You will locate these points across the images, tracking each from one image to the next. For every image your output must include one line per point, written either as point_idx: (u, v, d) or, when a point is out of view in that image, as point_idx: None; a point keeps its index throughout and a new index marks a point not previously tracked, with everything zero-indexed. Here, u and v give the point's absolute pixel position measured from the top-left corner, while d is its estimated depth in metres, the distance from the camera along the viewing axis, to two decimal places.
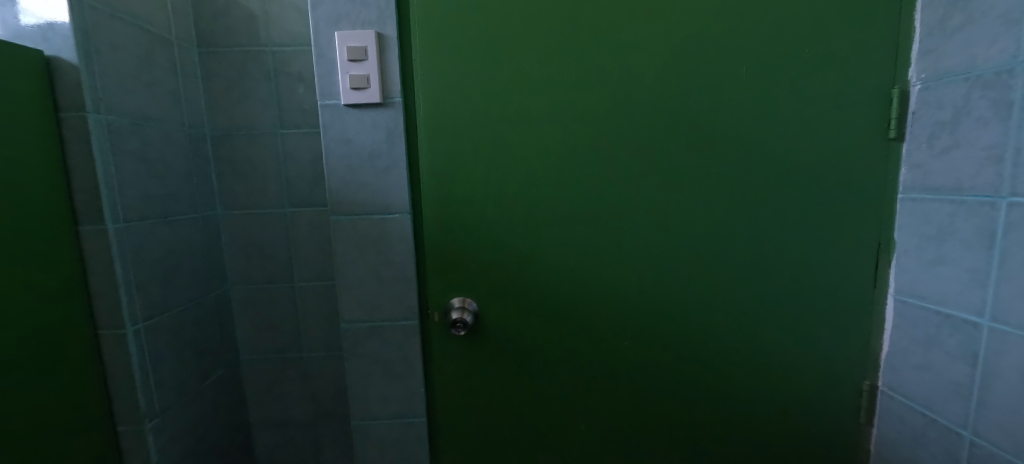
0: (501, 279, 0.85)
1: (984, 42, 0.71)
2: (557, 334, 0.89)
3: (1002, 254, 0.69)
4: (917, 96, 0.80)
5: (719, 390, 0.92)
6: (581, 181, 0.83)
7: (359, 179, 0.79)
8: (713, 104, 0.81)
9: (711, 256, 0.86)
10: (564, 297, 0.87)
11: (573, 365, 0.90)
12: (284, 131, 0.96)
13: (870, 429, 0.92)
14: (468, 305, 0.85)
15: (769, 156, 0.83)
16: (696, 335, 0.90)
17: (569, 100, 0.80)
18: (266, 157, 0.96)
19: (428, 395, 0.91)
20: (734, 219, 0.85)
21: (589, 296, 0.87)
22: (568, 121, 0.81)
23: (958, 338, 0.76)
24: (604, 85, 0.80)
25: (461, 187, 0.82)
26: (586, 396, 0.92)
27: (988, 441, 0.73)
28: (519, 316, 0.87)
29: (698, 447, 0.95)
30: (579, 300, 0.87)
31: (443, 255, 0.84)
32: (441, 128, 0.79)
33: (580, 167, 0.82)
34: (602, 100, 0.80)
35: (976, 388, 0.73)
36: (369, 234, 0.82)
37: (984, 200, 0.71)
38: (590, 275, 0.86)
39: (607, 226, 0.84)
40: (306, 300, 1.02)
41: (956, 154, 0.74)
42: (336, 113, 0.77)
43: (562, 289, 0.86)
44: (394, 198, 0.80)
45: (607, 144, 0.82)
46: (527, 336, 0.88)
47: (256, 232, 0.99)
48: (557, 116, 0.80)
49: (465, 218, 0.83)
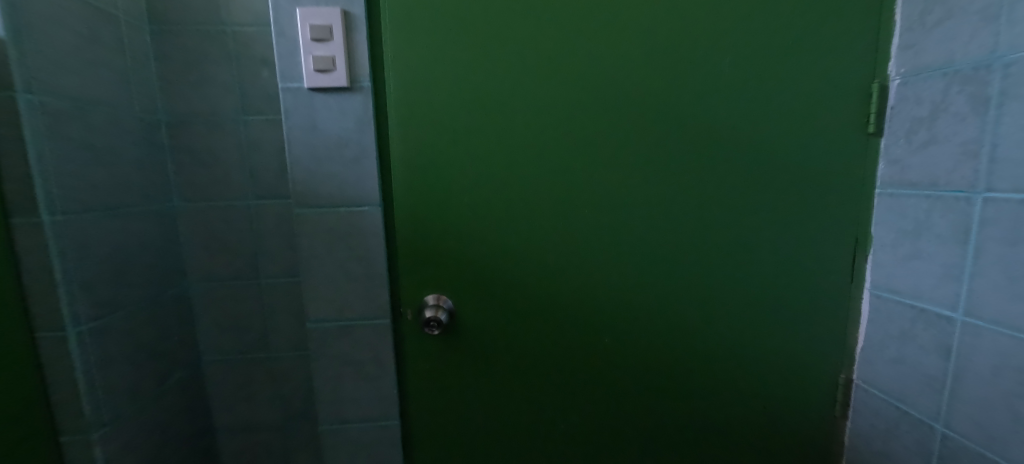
0: (480, 279, 0.83)
1: (964, 36, 0.70)
2: (539, 330, 0.86)
3: (976, 249, 0.69)
4: (897, 91, 0.79)
5: (699, 389, 0.92)
6: (564, 178, 0.80)
7: (326, 168, 0.75)
8: (697, 98, 0.79)
9: (692, 253, 0.85)
10: (544, 299, 0.85)
11: (554, 368, 0.89)
12: (247, 117, 0.90)
13: (845, 422, 0.93)
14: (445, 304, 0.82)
15: (751, 152, 0.82)
16: (677, 334, 0.89)
17: (548, 95, 0.77)
18: (228, 146, 0.91)
19: (403, 395, 0.88)
20: (716, 215, 0.84)
21: (570, 296, 0.85)
22: (548, 116, 0.78)
23: (932, 332, 0.76)
24: (586, 79, 0.77)
25: (436, 185, 0.78)
26: (567, 397, 0.91)
27: (959, 433, 0.73)
28: (497, 316, 0.85)
29: (683, 441, 0.95)
30: (560, 300, 0.85)
31: (419, 256, 0.80)
32: (415, 123, 0.76)
33: (560, 164, 0.80)
34: (583, 95, 0.78)
35: (949, 381, 0.74)
36: (337, 228, 0.77)
37: (960, 195, 0.71)
38: (571, 275, 0.84)
39: (589, 219, 0.82)
40: (274, 297, 0.97)
41: (933, 149, 0.74)
42: (299, 99, 0.72)
43: (542, 290, 0.84)
44: (363, 190, 0.76)
45: (588, 140, 0.79)
46: (507, 337, 0.86)
47: (218, 226, 0.93)
48: (539, 103, 0.77)
49: (441, 217, 0.79)
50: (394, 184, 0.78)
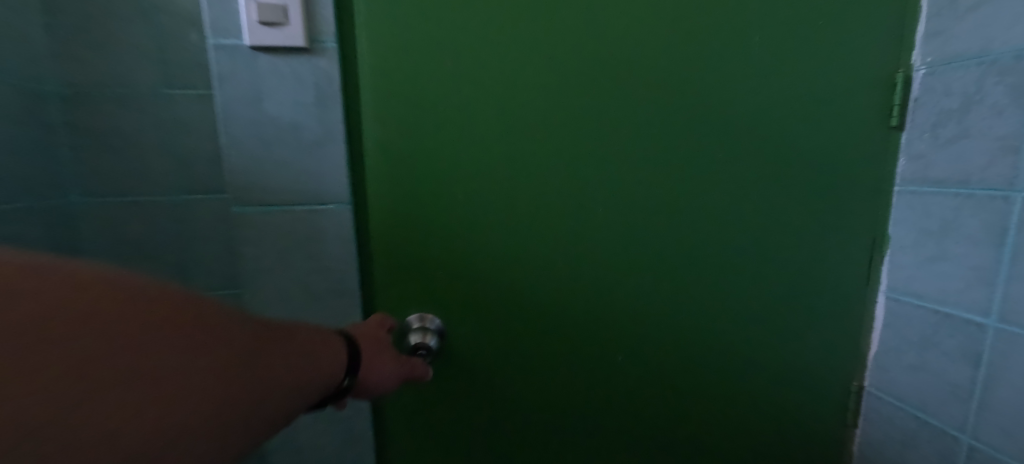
0: (472, 294, 0.70)
1: (1004, 23, 0.63)
2: (535, 343, 0.75)
3: (1013, 251, 0.63)
4: (922, 81, 0.73)
5: (710, 407, 0.83)
6: (570, 173, 0.69)
7: (277, 155, 0.58)
8: (719, 82, 0.69)
9: (706, 258, 0.76)
10: (544, 314, 0.74)
11: (554, 392, 0.78)
12: (171, 91, 0.72)
13: (854, 430, 0.88)
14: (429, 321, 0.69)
15: (774, 142, 0.73)
16: (689, 348, 0.80)
17: (553, 75, 0.65)
18: (145, 126, 0.72)
19: (379, 425, 0.74)
20: (735, 213, 0.74)
21: (573, 310, 0.74)
22: (553, 100, 0.66)
23: (959, 339, 0.71)
24: (597, 56, 0.65)
25: (419, 183, 0.64)
26: (568, 424, 0.80)
27: (988, 444, 0.68)
28: (490, 336, 0.73)
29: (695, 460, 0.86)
30: (562, 316, 0.74)
31: (397, 268, 0.67)
32: (392, 107, 0.61)
33: (566, 158, 0.68)
34: (592, 76, 0.66)
35: (978, 391, 0.69)
36: (293, 232, 0.61)
37: (996, 194, 0.65)
38: (575, 286, 0.73)
39: (597, 217, 0.71)
40: None
41: (964, 143, 0.68)
42: (237, 62, 0.55)
43: (543, 304, 0.73)
44: (327, 182, 0.61)
45: (597, 130, 0.68)
46: (502, 358, 0.74)
47: (133, 227, 0.75)
48: (541, 79, 0.65)
49: (425, 222, 0.66)
50: (366, 181, 0.63)
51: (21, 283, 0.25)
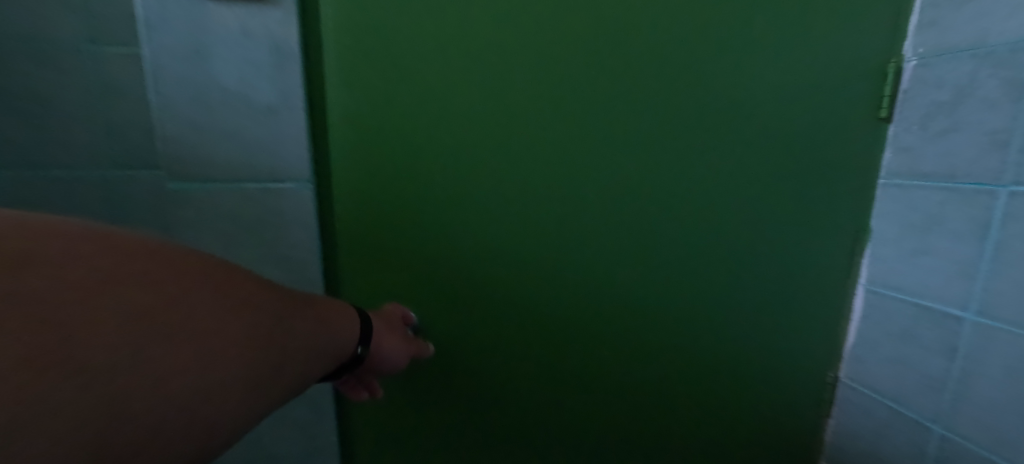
0: (450, 288, 0.65)
1: (1000, 14, 0.62)
2: (515, 337, 0.69)
3: (996, 246, 0.63)
4: (913, 73, 0.72)
5: (693, 407, 0.80)
6: (559, 160, 0.63)
7: (222, 123, 0.51)
8: (721, 63, 0.65)
9: (699, 253, 0.72)
10: (526, 311, 0.68)
11: (534, 393, 0.73)
12: (98, 47, 0.59)
13: (828, 421, 0.89)
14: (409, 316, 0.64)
15: (772, 130, 0.69)
16: (676, 348, 0.76)
17: (542, 51, 0.59)
18: (68, 87, 0.60)
19: (344, 423, 0.69)
20: (729, 203, 0.71)
21: (558, 308, 0.69)
22: (542, 78, 0.60)
23: (937, 332, 0.71)
24: (591, 32, 0.60)
25: (391, 165, 0.58)
26: (548, 426, 0.75)
27: (960, 435, 0.69)
28: (468, 333, 0.68)
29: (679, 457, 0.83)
30: (546, 313, 0.69)
31: (366, 260, 0.60)
32: (360, 80, 0.54)
33: (554, 143, 0.62)
34: (585, 53, 0.60)
35: (953, 383, 0.69)
36: (244, 213, 0.54)
37: (982, 188, 0.64)
38: (560, 283, 0.68)
39: (587, 205, 0.66)
40: None
41: (953, 137, 0.68)
42: (172, 9, 0.48)
43: (526, 300, 0.68)
44: (283, 156, 0.53)
45: (590, 112, 0.62)
46: (481, 356, 0.69)
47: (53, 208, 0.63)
48: (531, 50, 0.59)
49: (398, 208, 0.59)
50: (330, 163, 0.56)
51: (104, 261, 0.26)
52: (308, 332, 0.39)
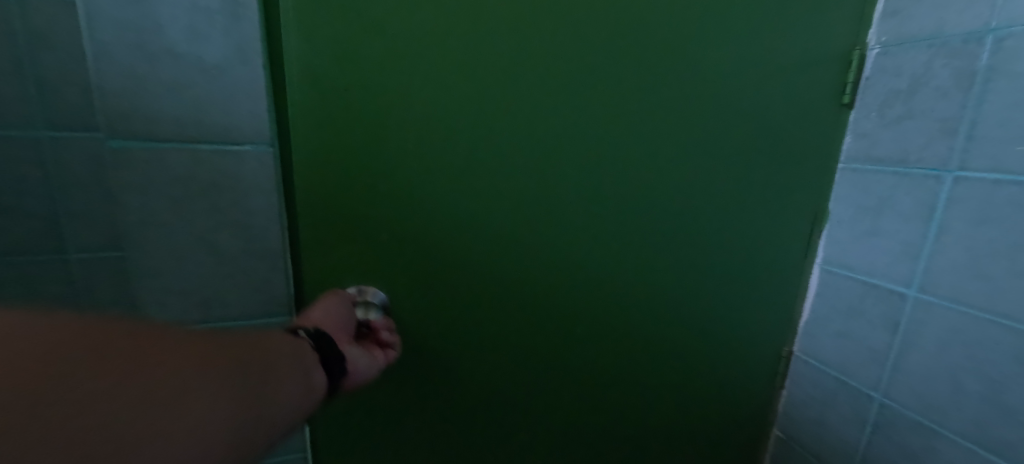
0: (416, 269, 0.64)
1: (957, 6, 0.64)
2: (485, 315, 0.69)
3: (939, 227, 0.67)
4: (875, 61, 0.75)
5: (654, 382, 0.83)
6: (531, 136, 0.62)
7: (171, 74, 0.46)
8: (698, 41, 0.65)
9: (665, 232, 0.74)
10: (495, 291, 0.69)
11: (502, 371, 0.74)
12: None
13: (780, 392, 0.94)
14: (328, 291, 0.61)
15: (743, 112, 0.71)
16: (640, 326, 0.79)
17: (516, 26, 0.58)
18: None
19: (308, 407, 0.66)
20: (698, 183, 0.72)
21: (527, 288, 0.70)
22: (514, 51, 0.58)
23: (881, 308, 0.75)
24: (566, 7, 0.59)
25: (355, 140, 0.56)
26: (514, 403, 0.77)
27: (897, 402, 0.74)
28: (435, 313, 0.67)
29: (643, 429, 0.87)
30: (515, 293, 0.70)
31: (329, 239, 0.58)
32: (323, 47, 0.51)
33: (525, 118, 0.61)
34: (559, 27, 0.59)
35: (893, 355, 0.74)
36: (197, 176, 0.50)
37: (930, 173, 0.68)
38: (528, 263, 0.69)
39: (559, 181, 0.66)
40: (91, 282, 0.63)
41: (906, 124, 0.71)
42: None
43: (494, 280, 0.68)
44: (239, 114, 0.49)
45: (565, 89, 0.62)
46: (449, 336, 0.69)
47: None
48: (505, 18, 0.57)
49: (364, 186, 0.57)
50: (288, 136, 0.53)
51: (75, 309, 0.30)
52: (289, 336, 0.43)
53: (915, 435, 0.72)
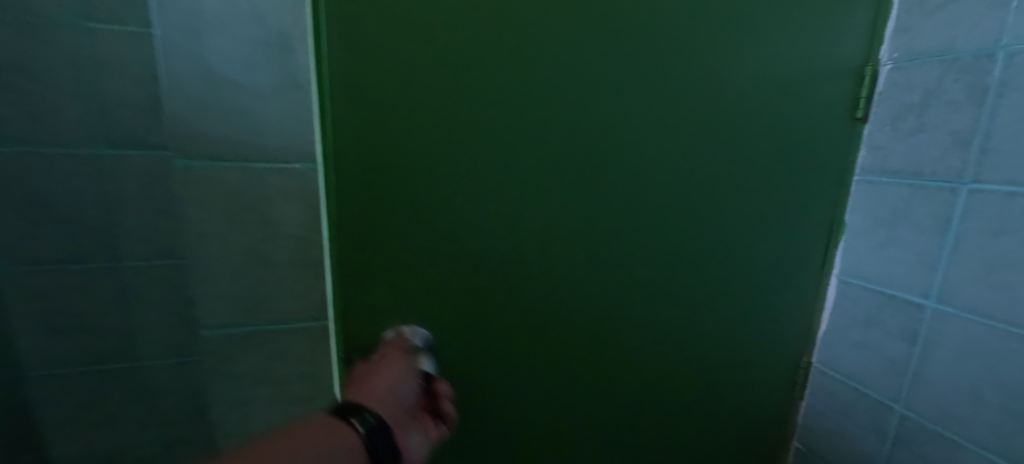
0: (451, 295, 0.62)
1: (967, 23, 0.66)
2: (519, 341, 0.69)
3: (955, 238, 0.68)
4: (888, 76, 0.76)
5: (680, 396, 0.83)
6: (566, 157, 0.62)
7: (232, 101, 0.49)
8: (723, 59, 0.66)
9: (692, 251, 0.74)
10: (529, 314, 0.67)
11: (532, 396, 0.73)
12: (91, 25, 0.57)
13: (800, 402, 0.94)
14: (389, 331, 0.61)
15: (764, 127, 0.72)
16: (670, 342, 0.78)
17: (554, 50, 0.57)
18: (59, 63, 0.57)
19: None
20: (722, 198, 0.73)
21: (560, 310, 0.69)
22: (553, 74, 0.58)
23: (901, 318, 0.76)
24: (602, 29, 0.59)
25: (392, 164, 0.54)
26: (543, 426, 0.76)
27: (917, 413, 0.74)
28: (468, 338, 0.65)
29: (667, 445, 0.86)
30: (548, 315, 0.69)
31: (365, 267, 0.57)
32: (363, 72, 0.50)
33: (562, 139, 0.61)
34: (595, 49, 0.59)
35: (913, 366, 0.74)
36: (250, 194, 0.52)
37: (945, 186, 0.69)
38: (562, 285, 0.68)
39: (593, 204, 0.66)
40: (141, 290, 0.66)
41: (920, 137, 0.72)
42: None
43: (529, 305, 0.67)
44: (292, 136, 0.52)
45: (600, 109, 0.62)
46: (483, 362, 0.68)
47: (43, 185, 0.60)
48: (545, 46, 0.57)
49: (402, 213, 0.56)
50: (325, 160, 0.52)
51: None
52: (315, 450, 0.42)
53: (938, 446, 0.72)
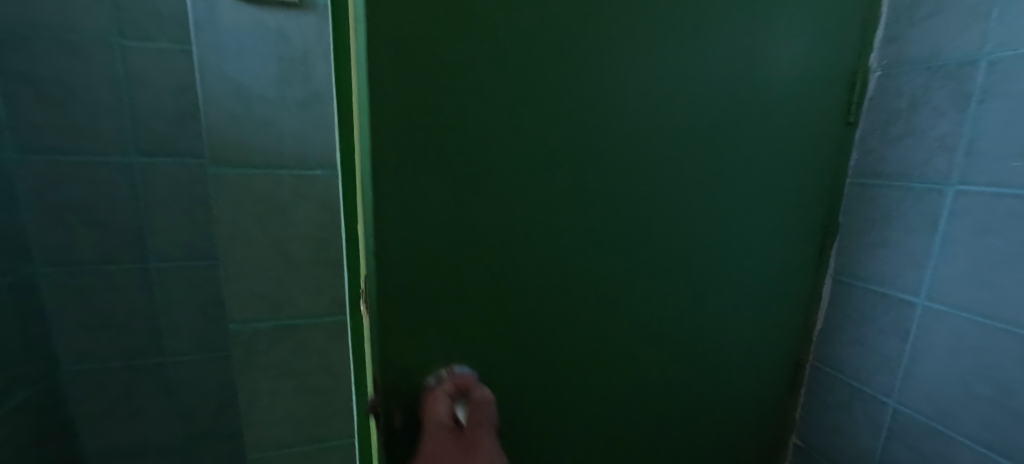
0: (512, 358, 0.51)
1: (953, 31, 0.67)
2: (553, 391, 0.54)
3: (943, 239, 0.70)
4: (877, 82, 0.77)
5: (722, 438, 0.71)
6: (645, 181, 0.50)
7: (260, 114, 0.52)
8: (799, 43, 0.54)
9: (749, 274, 0.62)
10: (566, 360, 0.53)
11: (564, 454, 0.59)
12: (125, 42, 0.61)
13: (798, 399, 0.96)
14: (437, 376, 0.47)
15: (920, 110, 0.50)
16: (740, 375, 0.69)
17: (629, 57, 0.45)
18: (95, 77, 0.61)
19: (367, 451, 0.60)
20: (783, 212, 0.62)
21: (632, 359, 0.58)
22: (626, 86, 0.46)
23: (893, 315, 0.78)
24: (681, 30, 0.47)
25: (397, 171, 0.39)
26: None
27: (910, 408, 0.76)
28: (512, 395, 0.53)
29: None
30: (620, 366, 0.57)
31: (410, 340, 0.45)
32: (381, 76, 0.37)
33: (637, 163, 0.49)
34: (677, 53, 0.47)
35: (905, 363, 0.76)
36: (275, 197, 0.56)
37: (933, 188, 0.70)
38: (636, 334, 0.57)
39: (649, 220, 0.52)
40: (169, 288, 0.70)
41: (909, 142, 0.73)
42: (217, 11, 0.48)
43: (601, 356, 0.55)
44: (315, 146, 0.55)
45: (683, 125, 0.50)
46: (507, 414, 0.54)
47: (79, 192, 0.64)
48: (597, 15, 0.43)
49: (410, 239, 0.42)
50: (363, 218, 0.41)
51: None
52: None
53: (931, 440, 0.74)
